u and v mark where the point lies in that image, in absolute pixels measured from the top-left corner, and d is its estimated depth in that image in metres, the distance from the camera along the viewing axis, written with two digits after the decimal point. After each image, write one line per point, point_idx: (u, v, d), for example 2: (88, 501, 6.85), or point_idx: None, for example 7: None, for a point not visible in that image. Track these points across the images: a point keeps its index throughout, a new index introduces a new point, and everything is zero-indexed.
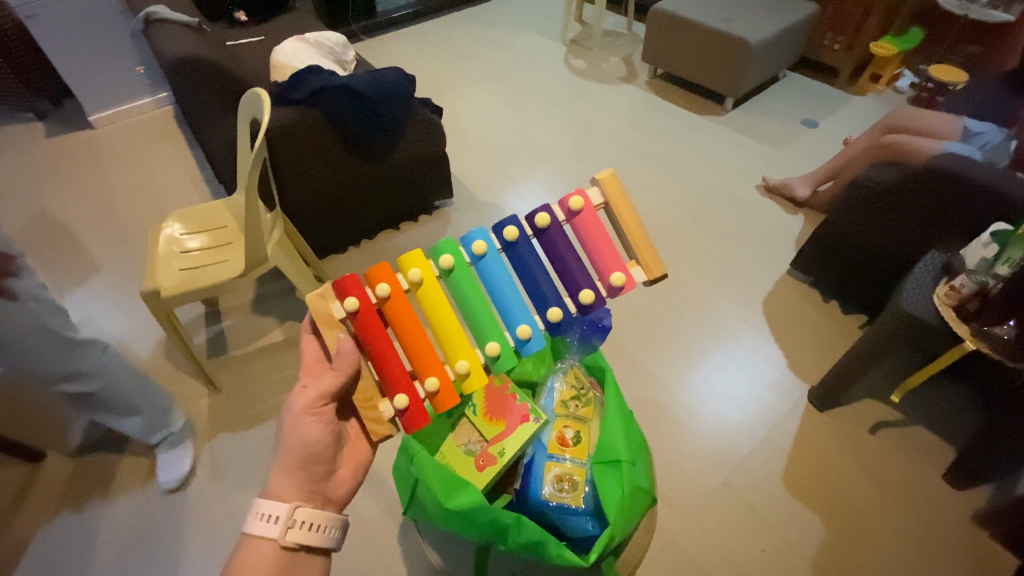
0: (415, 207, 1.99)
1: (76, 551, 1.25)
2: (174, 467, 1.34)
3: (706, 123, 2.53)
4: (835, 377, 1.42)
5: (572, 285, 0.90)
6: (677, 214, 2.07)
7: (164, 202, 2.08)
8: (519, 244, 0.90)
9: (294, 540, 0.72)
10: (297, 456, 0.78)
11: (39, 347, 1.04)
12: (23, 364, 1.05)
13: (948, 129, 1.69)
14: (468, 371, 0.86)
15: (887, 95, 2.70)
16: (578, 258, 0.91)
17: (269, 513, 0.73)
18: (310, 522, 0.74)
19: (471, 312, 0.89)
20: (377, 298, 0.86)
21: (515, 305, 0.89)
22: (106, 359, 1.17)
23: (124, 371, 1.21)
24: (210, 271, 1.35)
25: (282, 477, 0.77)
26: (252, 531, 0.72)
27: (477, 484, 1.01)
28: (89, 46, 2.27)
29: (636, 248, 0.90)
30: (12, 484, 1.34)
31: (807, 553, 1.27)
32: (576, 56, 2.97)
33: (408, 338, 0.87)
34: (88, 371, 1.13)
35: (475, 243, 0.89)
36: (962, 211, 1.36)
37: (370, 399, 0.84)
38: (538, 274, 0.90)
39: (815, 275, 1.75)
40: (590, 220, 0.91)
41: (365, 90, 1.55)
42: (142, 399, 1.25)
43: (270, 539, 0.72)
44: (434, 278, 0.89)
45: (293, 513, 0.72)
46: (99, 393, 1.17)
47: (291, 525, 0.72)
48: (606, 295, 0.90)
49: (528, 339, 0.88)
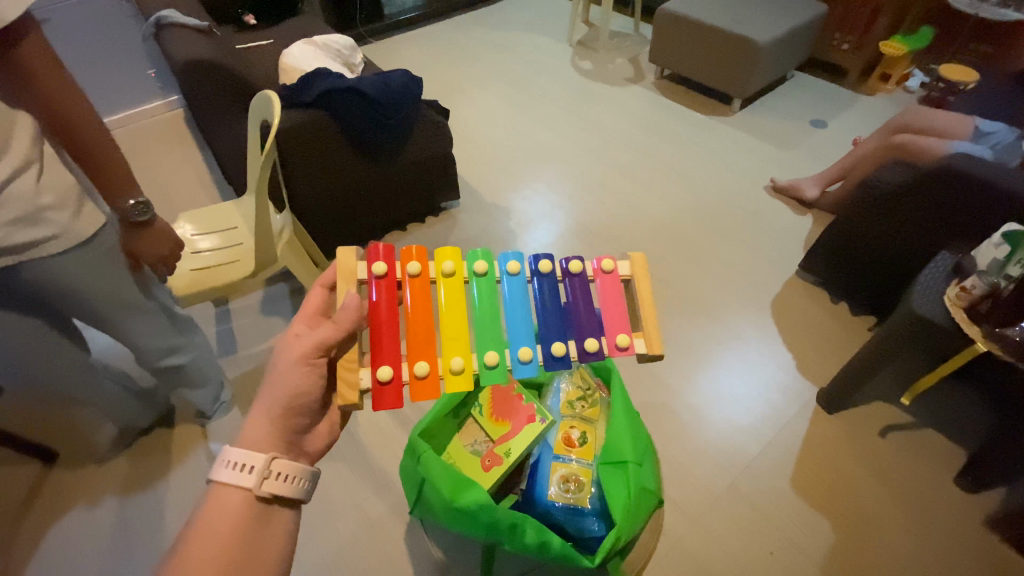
0: (423, 208, 2.00)
1: (90, 548, 1.26)
2: (229, 431, 1.44)
3: (713, 123, 2.52)
4: (844, 380, 1.41)
5: (576, 328, 0.91)
6: (685, 215, 2.06)
7: (174, 204, 2.11)
8: (546, 277, 0.95)
9: (270, 491, 0.68)
10: (282, 403, 0.74)
11: (154, 318, 1.16)
12: (134, 335, 1.15)
13: (959, 129, 1.67)
14: (461, 370, 0.86)
15: (897, 94, 2.68)
16: (591, 312, 0.93)
17: (239, 461, 0.68)
18: (285, 474, 0.70)
19: (478, 318, 0.91)
20: (403, 274, 0.92)
21: (522, 326, 0.90)
22: (194, 338, 1.30)
23: (202, 350, 1.34)
24: (221, 270, 1.37)
25: (262, 422, 0.73)
26: (219, 478, 0.67)
27: (484, 484, 1.00)
28: (101, 50, 2.30)
29: (645, 322, 0.92)
30: (24, 482, 1.36)
31: (816, 556, 1.26)
32: (582, 57, 2.97)
33: (414, 321, 0.90)
34: (179, 346, 1.25)
35: (510, 262, 0.95)
36: (978, 211, 1.34)
37: (354, 361, 0.83)
38: (553, 307, 0.93)
39: (824, 276, 1.74)
40: (611, 286, 0.95)
41: (375, 94, 1.56)
42: (210, 375, 1.37)
43: (242, 489, 0.67)
44: (461, 279, 0.94)
45: (269, 464, 0.68)
46: (184, 367, 1.28)
47: (266, 476, 0.68)
48: (608, 351, 0.90)
49: (525, 361, 0.87)
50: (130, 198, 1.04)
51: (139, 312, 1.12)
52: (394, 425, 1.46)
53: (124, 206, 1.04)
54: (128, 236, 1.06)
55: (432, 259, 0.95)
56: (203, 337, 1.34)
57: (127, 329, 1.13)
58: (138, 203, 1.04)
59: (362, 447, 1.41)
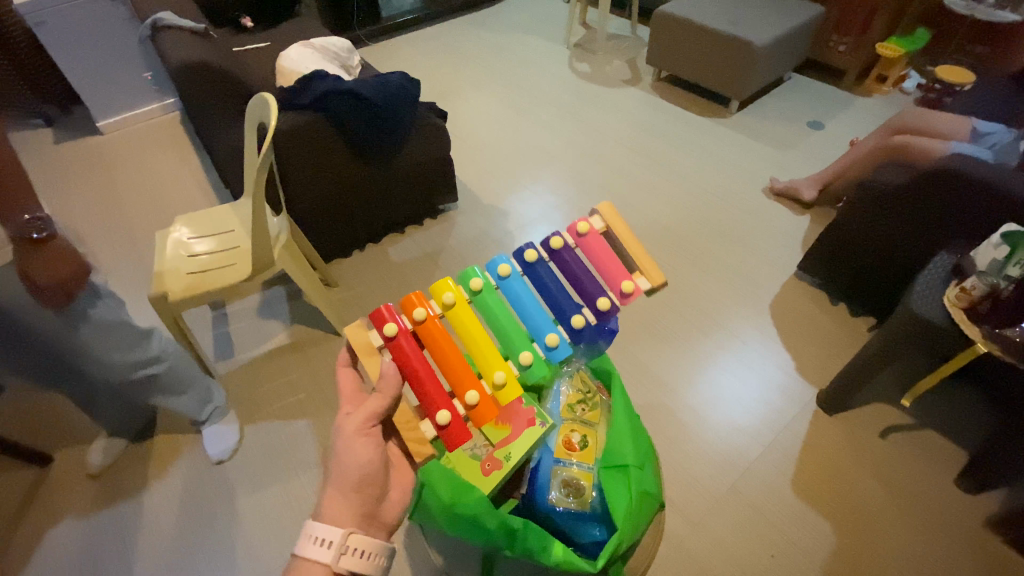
0: (421, 212, 2.00)
1: (82, 555, 1.25)
2: (225, 437, 1.41)
3: (711, 124, 2.52)
4: (843, 381, 1.41)
5: (586, 294, 0.97)
6: (684, 217, 2.06)
7: (171, 207, 2.10)
8: (537, 265, 0.99)
9: (347, 566, 0.70)
10: (353, 477, 0.78)
11: (111, 332, 1.13)
12: (90, 350, 1.13)
13: (957, 129, 1.67)
14: (505, 382, 0.90)
15: (894, 96, 2.69)
16: (588, 275, 0.98)
17: (322, 536, 0.71)
18: (363, 547, 0.72)
19: (495, 329, 0.96)
20: (412, 322, 0.93)
21: (539, 318, 0.95)
22: (164, 345, 1.26)
23: (178, 356, 1.29)
24: (218, 274, 1.35)
25: (338, 500, 0.76)
26: (304, 554, 0.70)
27: (482, 489, 0.99)
28: (96, 52, 2.29)
29: (638, 259, 0.97)
30: (18, 488, 1.34)
31: (818, 559, 1.25)
32: (580, 59, 2.97)
33: (442, 356, 0.92)
34: (152, 357, 1.23)
35: (500, 266, 0.99)
36: (975, 211, 1.33)
37: (411, 420, 0.87)
38: (554, 287, 0.98)
39: (822, 277, 1.74)
40: (595, 242, 1.00)
41: (372, 96, 1.56)
42: (194, 379, 1.34)
43: (323, 564, 0.70)
44: (464, 301, 0.96)
45: (346, 539, 0.71)
46: (160, 376, 1.26)
47: (343, 551, 0.71)
48: (619, 303, 0.96)
49: (556, 346, 0.92)
50: (26, 213, 0.90)
51: (95, 328, 1.10)
52: None
53: (16, 221, 0.90)
54: (21, 254, 0.92)
55: (430, 296, 0.96)
56: (178, 344, 1.30)
57: (88, 344, 1.11)
58: (34, 217, 0.91)
59: None
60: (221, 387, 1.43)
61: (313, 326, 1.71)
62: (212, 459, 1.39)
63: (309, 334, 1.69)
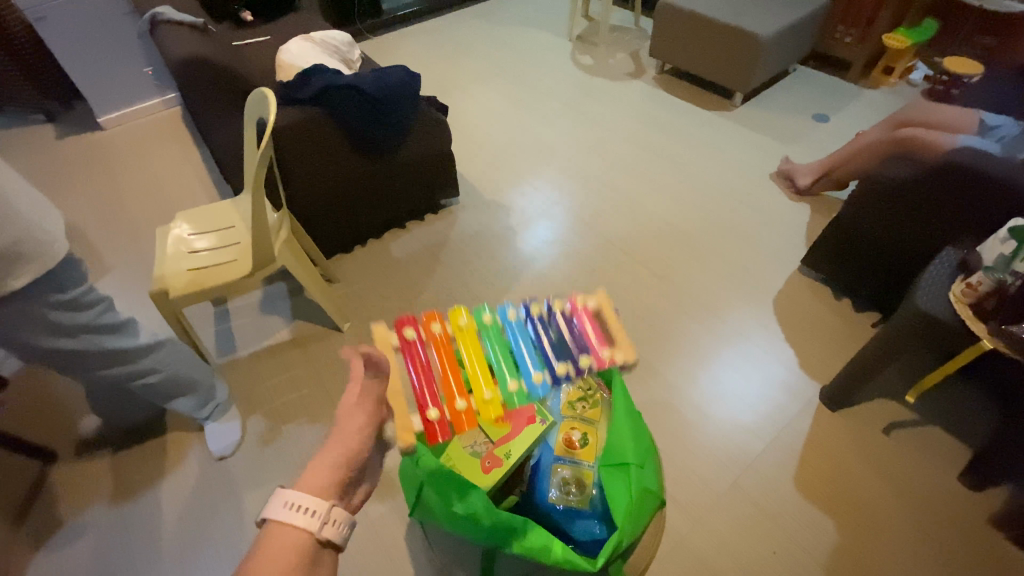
0: (422, 206, 1.99)
1: (86, 551, 1.26)
2: (226, 436, 1.41)
3: (714, 118, 2.50)
4: (848, 377, 1.40)
5: (569, 352, 1.15)
6: (686, 212, 2.05)
7: (172, 202, 2.10)
8: (537, 318, 1.18)
9: (330, 538, 0.60)
10: (347, 445, 0.69)
11: (96, 353, 1.13)
12: (83, 367, 1.14)
13: (965, 123, 1.65)
14: (490, 400, 1.06)
15: (899, 88, 2.66)
16: (576, 337, 1.17)
17: (302, 502, 0.60)
18: (345, 521, 0.62)
19: (492, 354, 1.12)
20: (429, 335, 1.16)
21: (528, 356, 1.12)
22: (162, 357, 1.24)
23: (178, 364, 1.28)
24: (217, 269, 1.35)
25: (325, 468, 0.66)
26: (275, 517, 0.59)
27: (482, 486, 0.98)
28: (97, 47, 2.29)
29: (617, 339, 1.18)
30: (22, 483, 1.35)
31: (819, 555, 1.25)
32: (583, 52, 2.95)
33: (444, 370, 1.11)
34: (147, 369, 1.22)
35: (507, 310, 1.19)
36: (983, 206, 1.32)
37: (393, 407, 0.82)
38: (546, 338, 1.16)
39: (827, 272, 1.72)
40: (585, 315, 1.22)
41: (371, 90, 1.53)
42: (194, 386, 1.33)
43: (302, 532, 0.59)
44: (472, 328, 1.15)
45: (331, 508, 0.60)
46: (158, 383, 1.26)
47: (326, 521, 0.60)
48: (596, 365, 1.13)
49: (537, 383, 1.08)
50: None
51: (77, 353, 1.10)
52: None
53: None
54: None
55: (446, 319, 1.17)
56: (179, 350, 1.28)
57: (74, 364, 1.13)
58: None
59: None
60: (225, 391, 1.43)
61: (314, 321, 1.71)
62: (215, 456, 1.39)
63: (311, 330, 1.69)
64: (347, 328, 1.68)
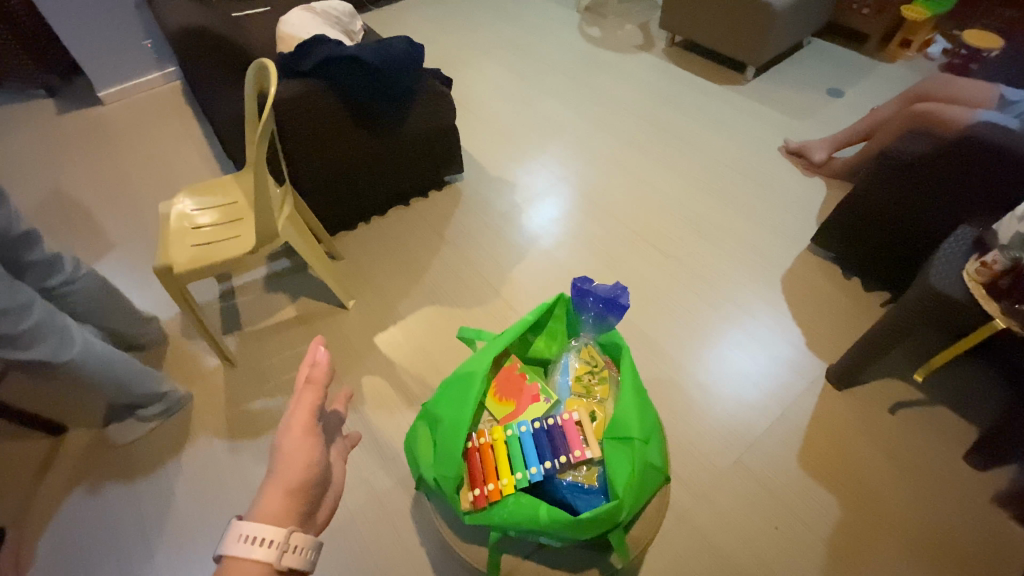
0: (425, 182, 1.96)
1: (98, 522, 1.28)
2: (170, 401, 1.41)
3: (724, 92, 2.44)
4: (855, 357, 1.39)
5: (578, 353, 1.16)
6: (694, 190, 2.01)
7: (174, 178, 2.08)
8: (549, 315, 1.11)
9: (291, 566, 0.62)
10: (297, 476, 0.70)
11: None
12: None
13: (985, 97, 1.59)
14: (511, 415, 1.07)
15: (917, 63, 2.58)
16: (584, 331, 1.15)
17: (254, 534, 0.62)
18: (308, 546, 0.65)
19: (527, 452, 0.99)
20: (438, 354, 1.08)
21: None
22: (78, 362, 1.16)
23: (93, 371, 1.19)
24: (220, 245, 1.34)
25: (277, 498, 0.67)
26: (230, 553, 0.62)
27: (483, 458, 1.00)
28: (94, 20, 2.24)
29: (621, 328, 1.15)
30: (35, 457, 1.38)
31: (821, 531, 1.25)
32: (590, 23, 2.87)
33: None
34: (53, 369, 1.14)
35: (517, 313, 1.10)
36: (1001, 180, 1.28)
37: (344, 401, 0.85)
38: None
39: (837, 250, 1.70)
40: None
41: (373, 61, 1.49)
42: (112, 387, 1.26)
43: (259, 564, 0.62)
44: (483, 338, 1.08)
45: (290, 536, 0.63)
46: (64, 376, 1.18)
47: (286, 549, 0.63)
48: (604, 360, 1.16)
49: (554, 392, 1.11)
50: None
51: None
52: (402, 402, 1.46)
53: None
54: None
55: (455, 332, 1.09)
56: (101, 358, 1.20)
57: None
58: None
59: (369, 424, 1.42)
60: (151, 393, 1.36)
61: (319, 299, 1.71)
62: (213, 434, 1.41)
63: (315, 307, 1.69)
64: (352, 305, 1.67)
